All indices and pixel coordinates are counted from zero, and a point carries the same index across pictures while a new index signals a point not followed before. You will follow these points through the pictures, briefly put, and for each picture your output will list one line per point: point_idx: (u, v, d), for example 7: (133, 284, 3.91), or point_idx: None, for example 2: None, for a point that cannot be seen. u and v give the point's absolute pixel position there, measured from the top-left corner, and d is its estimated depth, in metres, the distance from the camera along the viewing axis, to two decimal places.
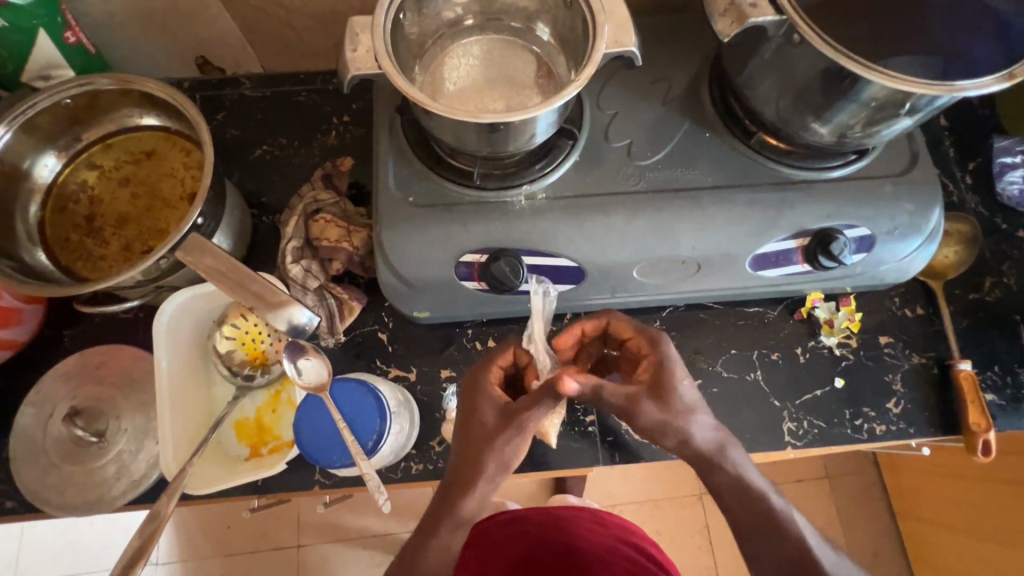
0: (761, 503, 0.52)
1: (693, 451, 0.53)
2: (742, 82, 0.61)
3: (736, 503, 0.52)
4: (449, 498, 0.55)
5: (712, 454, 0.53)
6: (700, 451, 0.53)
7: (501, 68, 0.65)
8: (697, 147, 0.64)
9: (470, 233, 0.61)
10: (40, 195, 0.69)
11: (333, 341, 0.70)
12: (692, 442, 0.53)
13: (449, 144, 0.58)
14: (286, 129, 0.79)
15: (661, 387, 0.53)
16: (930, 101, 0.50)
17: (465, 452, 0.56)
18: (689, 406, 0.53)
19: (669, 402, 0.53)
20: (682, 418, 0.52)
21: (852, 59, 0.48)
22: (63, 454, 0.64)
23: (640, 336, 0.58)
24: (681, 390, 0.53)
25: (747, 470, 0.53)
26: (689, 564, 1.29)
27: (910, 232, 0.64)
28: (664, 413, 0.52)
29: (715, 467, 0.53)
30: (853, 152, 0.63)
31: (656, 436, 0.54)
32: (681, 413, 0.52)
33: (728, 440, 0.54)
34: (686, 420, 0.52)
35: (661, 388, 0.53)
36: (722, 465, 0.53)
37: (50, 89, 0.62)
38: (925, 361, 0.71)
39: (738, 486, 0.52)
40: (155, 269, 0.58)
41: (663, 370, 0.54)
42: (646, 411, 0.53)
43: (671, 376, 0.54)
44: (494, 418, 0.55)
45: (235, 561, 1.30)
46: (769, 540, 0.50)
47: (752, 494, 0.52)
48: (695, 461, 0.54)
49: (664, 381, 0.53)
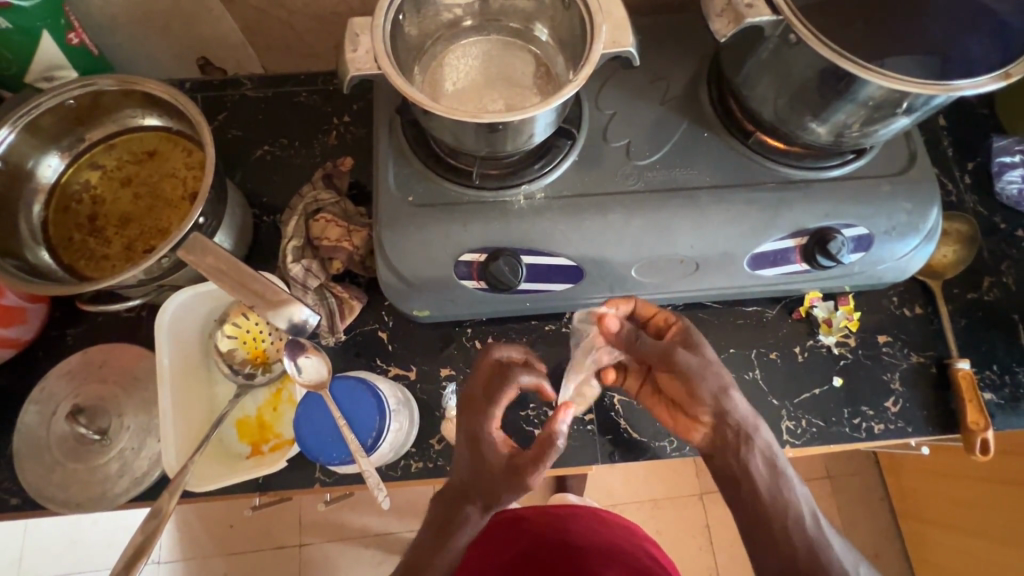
0: (782, 485, 0.53)
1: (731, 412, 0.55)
2: (740, 82, 0.62)
3: (763, 482, 0.53)
4: (465, 495, 0.55)
5: (746, 422, 0.55)
6: (737, 417, 0.55)
7: (500, 68, 0.65)
8: (695, 146, 0.65)
9: (469, 233, 0.62)
10: (43, 195, 0.69)
11: (333, 340, 0.70)
12: (728, 407, 0.55)
13: (449, 144, 0.58)
14: (287, 129, 0.80)
15: (693, 343, 0.58)
16: (927, 101, 0.51)
17: (473, 470, 0.55)
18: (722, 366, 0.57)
19: (700, 354, 0.57)
20: (714, 371, 0.56)
21: (850, 59, 0.48)
22: (66, 451, 0.65)
23: (660, 312, 0.62)
24: (709, 351, 0.58)
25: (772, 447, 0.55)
26: (689, 564, 1.30)
27: (908, 231, 0.64)
28: (702, 360, 0.56)
29: (749, 434, 0.54)
30: (850, 152, 0.64)
31: (692, 388, 0.55)
32: (714, 365, 0.56)
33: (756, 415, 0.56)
34: (717, 373, 0.56)
35: (693, 344, 0.58)
36: (751, 434, 0.54)
37: (54, 90, 0.63)
38: (924, 360, 0.71)
39: (770, 463, 0.54)
40: (157, 268, 0.59)
41: (689, 334, 0.59)
42: (683, 359, 0.56)
43: (699, 338, 0.58)
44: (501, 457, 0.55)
45: (236, 560, 1.30)
46: (773, 516, 0.51)
47: (773, 468, 0.54)
48: (726, 430, 0.55)
49: (694, 339, 0.58)
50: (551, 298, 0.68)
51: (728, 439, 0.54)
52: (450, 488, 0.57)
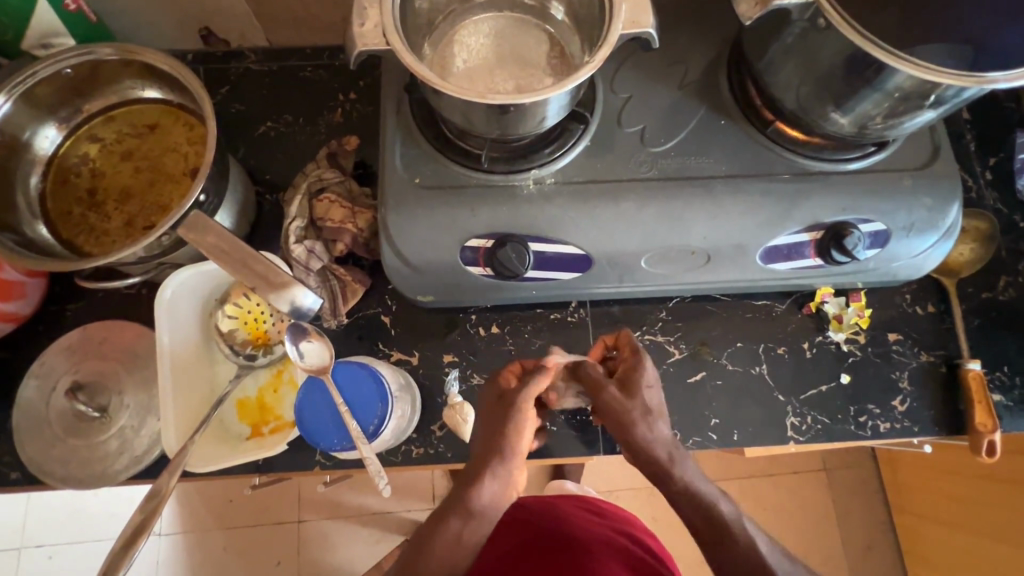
0: (718, 515, 0.48)
1: (653, 445, 0.50)
2: (762, 68, 0.59)
3: (694, 513, 0.48)
4: (463, 488, 0.50)
5: (667, 457, 0.50)
6: (657, 452, 0.50)
7: (512, 47, 0.63)
8: (711, 134, 0.63)
9: (477, 218, 0.60)
10: (41, 167, 0.68)
11: (335, 323, 0.69)
12: (649, 445, 0.50)
13: (458, 125, 0.57)
14: (291, 106, 0.78)
15: (630, 385, 0.53)
16: (957, 93, 0.48)
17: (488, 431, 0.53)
18: (650, 407, 0.51)
19: (635, 392, 0.52)
20: (638, 412, 0.51)
21: (880, 47, 0.46)
22: (65, 427, 0.64)
23: (624, 344, 0.57)
24: (648, 390, 0.53)
25: (696, 479, 0.50)
26: (683, 550, 1.31)
27: (927, 228, 0.62)
28: (633, 405, 0.51)
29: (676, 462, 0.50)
30: (872, 144, 0.61)
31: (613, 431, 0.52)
32: (639, 411, 0.51)
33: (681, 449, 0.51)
34: (642, 419, 0.51)
35: (631, 384, 0.53)
36: (671, 471, 0.49)
37: (50, 58, 0.61)
38: (933, 359, 0.70)
39: (691, 495, 0.49)
40: (157, 245, 0.58)
41: (635, 370, 0.54)
42: (612, 402, 0.52)
43: (640, 375, 0.54)
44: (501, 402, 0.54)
45: (237, 534, 1.32)
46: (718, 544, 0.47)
47: (695, 503, 0.49)
48: (647, 466, 0.51)
49: (633, 378, 0.53)
50: (558, 286, 0.66)
51: (654, 474, 0.50)
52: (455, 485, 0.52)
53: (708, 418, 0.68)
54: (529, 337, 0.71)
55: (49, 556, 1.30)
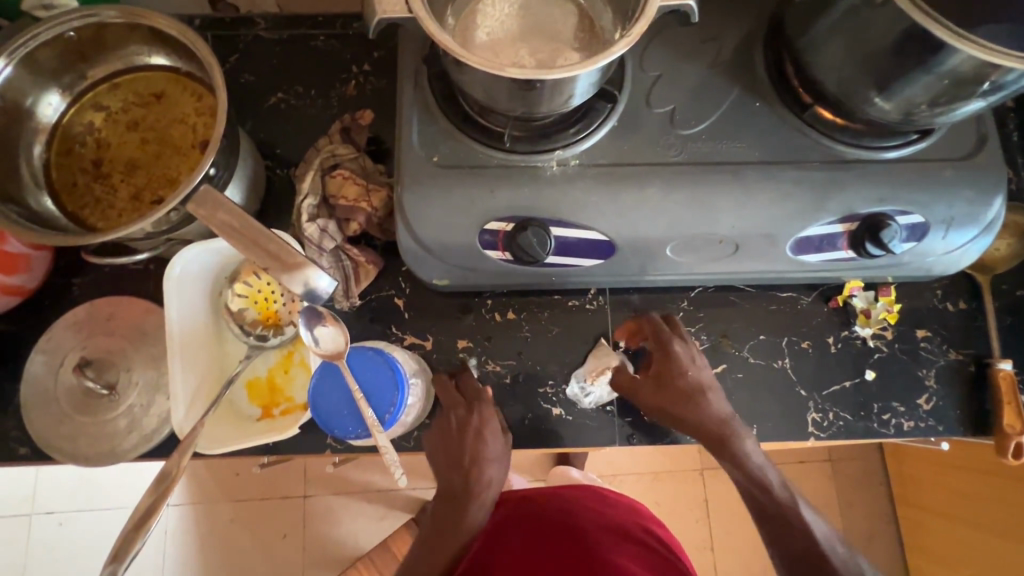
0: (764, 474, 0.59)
1: (707, 426, 0.60)
2: (805, 46, 0.56)
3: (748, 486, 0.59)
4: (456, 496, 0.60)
5: (723, 431, 0.59)
6: (714, 425, 0.60)
7: (538, 18, 0.59)
8: (745, 118, 0.59)
9: (497, 200, 0.58)
10: (43, 136, 0.65)
11: (347, 306, 0.68)
12: (706, 421, 0.60)
13: (480, 101, 0.54)
14: (302, 77, 0.75)
15: (665, 379, 0.61)
16: (1016, 79, 0.45)
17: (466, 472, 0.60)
18: (701, 385, 0.60)
19: (681, 378, 0.61)
20: (688, 404, 0.60)
21: (940, 23, 0.43)
22: (73, 404, 0.63)
23: (653, 334, 0.63)
24: (689, 374, 0.61)
25: (751, 454, 0.59)
26: (685, 536, 1.31)
27: (967, 222, 0.59)
28: (682, 398, 0.60)
29: (734, 440, 0.59)
30: (915, 131, 0.58)
31: (669, 419, 0.61)
32: (690, 394, 0.60)
33: (738, 425, 0.60)
34: (693, 407, 0.60)
35: (669, 379, 0.61)
36: (729, 447, 0.59)
37: (52, 20, 0.58)
38: (962, 357, 0.68)
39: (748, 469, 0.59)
40: (165, 221, 0.56)
41: (669, 364, 0.61)
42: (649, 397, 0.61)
43: (679, 365, 0.61)
44: (499, 447, 0.61)
45: (243, 506, 1.33)
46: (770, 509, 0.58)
47: (750, 477, 0.59)
48: (708, 441, 0.60)
49: (672, 369, 0.61)
50: (578, 273, 0.64)
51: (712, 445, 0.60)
52: (439, 501, 0.62)
53: None
54: (546, 324, 0.69)
55: (59, 523, 1.32)
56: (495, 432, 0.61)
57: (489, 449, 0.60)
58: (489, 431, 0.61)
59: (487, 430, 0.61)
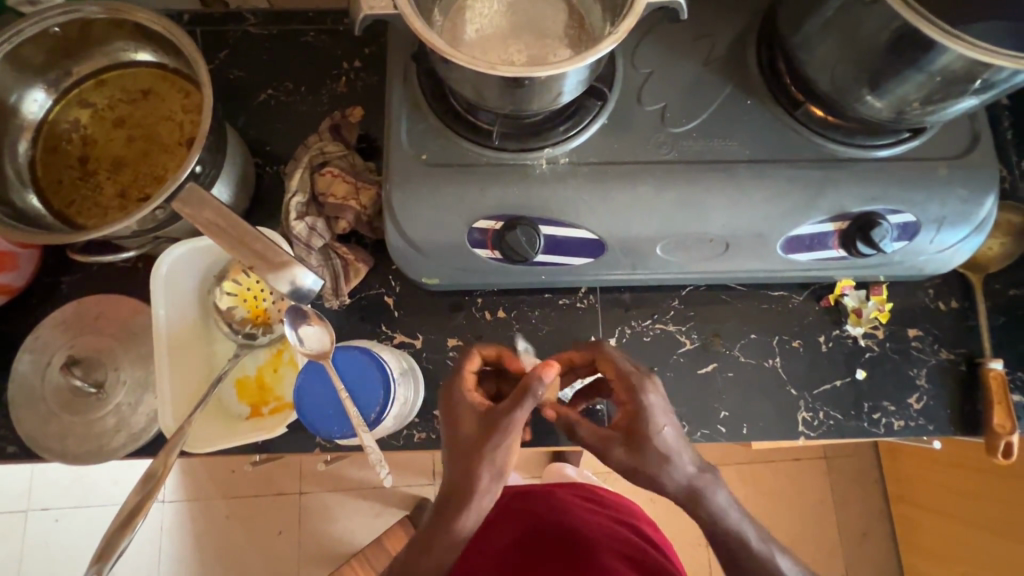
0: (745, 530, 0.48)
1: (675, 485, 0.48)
2: (796, 43, 0.55)
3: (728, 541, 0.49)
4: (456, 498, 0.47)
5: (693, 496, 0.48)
6: (684, 493, 0.48)
7: (528, 15, 0.59)
8: (737, 115, 0.59)
9: (486, 198, 0.58)
10: (29, 133, 0.65)
11: (337, 304, 0.67)
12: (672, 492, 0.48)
13: (468, 99, 0.53)
14: (292, 73, 0.74)
15: (637, 438, 0.48)
16: (1006, 78, 0.45)
17: (455, 455, 0.49)
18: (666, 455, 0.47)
19: (646, 444, 0.48)
20: (655, 465, 0.48)
21: (929, 22, 0.43)
22: (62, 403, 0.63)
23: (619, 381, 0.52)
24: (659, 437, 0.48)
25: (730, 517, 0.48)
26: (680, 533, 1.32)
27: (959, 221, 0.59)
28: (637, 464, 0.48)
29: (703, 496, 0.48)
30: (907, 130, 0.58)
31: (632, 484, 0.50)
32: (655, 464, 0.48)
33: (712, 481, 0.49)
34: (660, 470, 0.48)
35: (636, 441, 0.48)
36: (699, 514, 0.48)
37: (36, 16, 0.57)
38: (954, 357, 0.68)
39: (722, 523, 0.48)
40: (151, 220, 0.55)
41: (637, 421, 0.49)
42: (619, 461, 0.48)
43: (646, 423, 0.49)
44: (476, 427, 0.48)
45: (238, 503, 1.33)
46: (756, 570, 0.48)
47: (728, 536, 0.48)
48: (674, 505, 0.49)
49: (637, 432, 0.48)
50: (568, 272, 0.64)
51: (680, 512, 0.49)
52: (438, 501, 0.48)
53: (717, 410, 0.67)
54: (536, 323, 0.68)
55: (55, 519, 1.32)
56: (475, 409, 0.50)
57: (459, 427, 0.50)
58: (452, 411, 0.51)
59: (460, 408, 0.51)
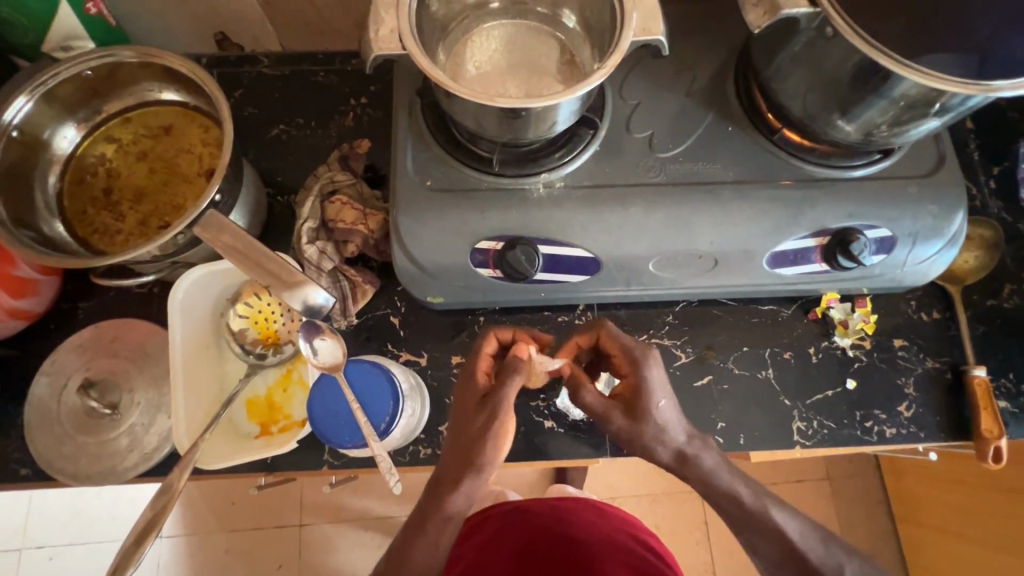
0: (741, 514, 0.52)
1: (664, 460, 0.54)
2: (770, 74, 0.60)
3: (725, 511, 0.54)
4: (451, 483, 0.52)
5: (691, 446, 0.54)
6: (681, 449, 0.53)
7: (523, 54, 0.64)
8: (719, 140, 0.63)
9: (487, 221, 0.61)
10: (58, 167, 0.69)
11: (345, 324, 0.70)
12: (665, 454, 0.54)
13: (469, 128, 0.57)
14: (303, 109, 0.79)
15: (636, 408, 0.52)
16: (961, 102, 0.49)
17: (459, 442, 0.53)
18: (659, 424, 0.52)
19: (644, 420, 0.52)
20: (652, 433, 0.53)
21: (887, 55, 0.47)
22: (76, 425, 0.65)
23: (623, 356, 0.55)
24: (659, 405, 0.52)
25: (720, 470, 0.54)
26: (685, 559, 1.30)
27: (932, 235, 0.63)
28: (631, 432, 0.53)
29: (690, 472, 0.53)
30: (878, 152, 0.62)
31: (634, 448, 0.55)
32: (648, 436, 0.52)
33: (699, 440, 0.54)
34: (657, 437, 0.53)
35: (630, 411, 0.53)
36: (687, 472, 0.54)
37: (71, 60, 0.62)
38: (940, 365, 0.70)
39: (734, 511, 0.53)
40: (171, 244, 0.59)
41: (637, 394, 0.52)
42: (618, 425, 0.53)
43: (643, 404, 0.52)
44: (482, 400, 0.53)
45: (237, 536, 1.31)
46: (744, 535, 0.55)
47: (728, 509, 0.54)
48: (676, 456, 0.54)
49: (638, 406, 0.52)
50: (565, 289, 0.67)
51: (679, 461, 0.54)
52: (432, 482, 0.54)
53: (714, 421, 0.69)
54: None
55: (49, 557, 1.30)
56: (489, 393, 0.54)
57: (470, 418, 0.53)
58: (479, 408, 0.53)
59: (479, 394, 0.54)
